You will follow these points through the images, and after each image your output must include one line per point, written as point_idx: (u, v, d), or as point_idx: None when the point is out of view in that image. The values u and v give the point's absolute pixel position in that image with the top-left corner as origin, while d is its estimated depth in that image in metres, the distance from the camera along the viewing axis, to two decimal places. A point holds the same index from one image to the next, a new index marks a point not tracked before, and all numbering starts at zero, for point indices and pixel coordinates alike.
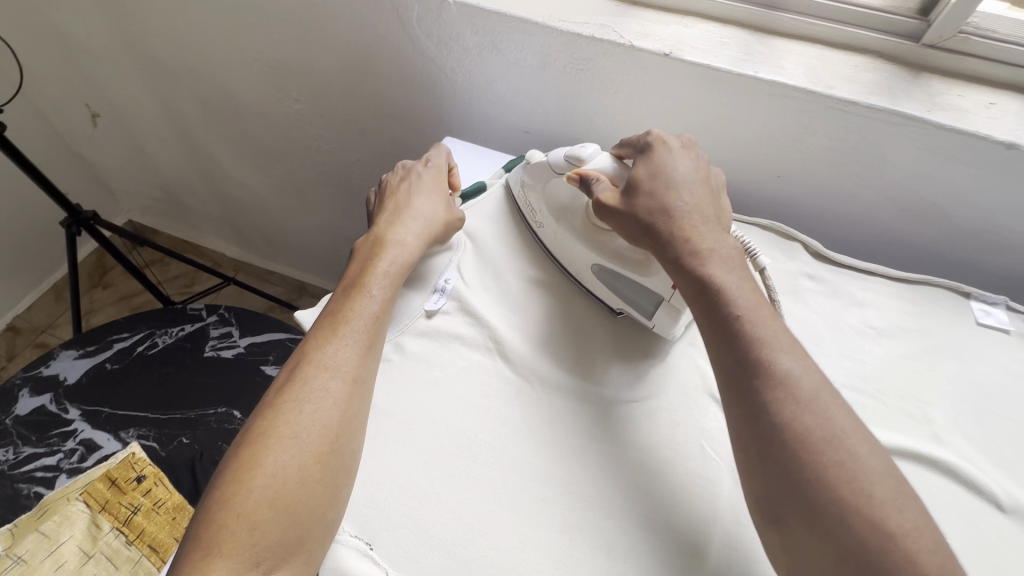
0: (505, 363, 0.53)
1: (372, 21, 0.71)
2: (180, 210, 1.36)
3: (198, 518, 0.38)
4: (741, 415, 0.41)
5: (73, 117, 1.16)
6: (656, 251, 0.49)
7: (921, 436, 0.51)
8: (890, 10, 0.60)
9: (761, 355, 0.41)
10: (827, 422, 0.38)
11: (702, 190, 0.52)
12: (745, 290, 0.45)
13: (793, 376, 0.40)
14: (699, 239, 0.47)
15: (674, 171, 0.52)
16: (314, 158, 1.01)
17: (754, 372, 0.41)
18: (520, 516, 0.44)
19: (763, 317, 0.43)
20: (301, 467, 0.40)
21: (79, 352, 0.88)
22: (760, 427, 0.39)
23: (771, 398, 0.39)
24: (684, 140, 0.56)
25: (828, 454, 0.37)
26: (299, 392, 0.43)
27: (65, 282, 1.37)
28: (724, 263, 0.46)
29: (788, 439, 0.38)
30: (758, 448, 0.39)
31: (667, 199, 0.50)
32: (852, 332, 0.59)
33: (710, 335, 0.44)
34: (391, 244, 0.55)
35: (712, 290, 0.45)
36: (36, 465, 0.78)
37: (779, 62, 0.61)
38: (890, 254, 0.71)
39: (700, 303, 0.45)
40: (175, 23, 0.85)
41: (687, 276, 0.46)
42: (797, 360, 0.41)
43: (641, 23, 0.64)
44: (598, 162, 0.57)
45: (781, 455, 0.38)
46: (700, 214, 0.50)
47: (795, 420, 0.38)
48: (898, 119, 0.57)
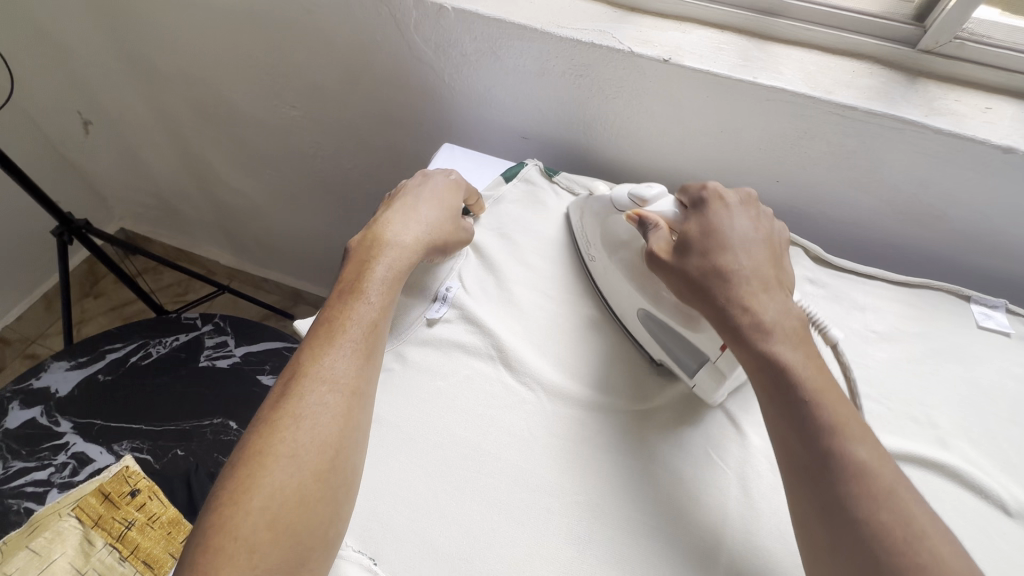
0: (508, 372, 0.52)
1: (370, 27, 0.71)
2: (174, 217, 1.34)
3: (193, 541, 0.37)
4: (811, 505, 0.38)
5: (64, 125, 1.14)
6: (711, 316, 0.47)
7: (926, 442, 0.51)
8: (886, 16, 0.61)
9: (834, 444, 0.38)
10: (906, 518, 0.35)
11: (762, 252, 0.49)
12: (811, 369, 0.42)
13: (868, 467, 0.37)
14: (760, 309, 0.45)
15: (731, 232, 0.49)
16: (310, 164, 1.00)
17: (826, 462, 0.38)
18: (525, 527, 0.43)
19: (833, 400, 0.40)
20: (300, 484, 0.39)
21: (70, 363, 0.87)
22: (832, 522, 0.36)
23: (846, 492, 0.37)
24: (743, 193, 0.53)
25: (910, 554, 0.34)
26: (295, 406, 0.42)
27: (55, 291, 1.35)
28: (788, 336, 0.43)
29: (864, 535, 0.35)
30: (832, 544, 0.36)
31: (722, 260, 0.47)
32: (854, 336, 0.59)
33: (774, 417, 0.42)
34: (389, 244, 0.53)
35: (776, 368, 0.42)
36: (26, 479, 0.76)
37: (778, 68, 0.61)
38: (888, 258, 0.72)
39: (762, 380, 0.43)
40: (170, 29, 0.84)
41: (748, 348, 0.44)
42: (869, 449, 0.38)
43: (641, 29, 0.64)
44: (661, 205, 0.54)
45: (856, 552, 0.35)
46: (760, 279, 0.47)
47: (872, 516, 0.36)
48: (897, 124, 0.57)
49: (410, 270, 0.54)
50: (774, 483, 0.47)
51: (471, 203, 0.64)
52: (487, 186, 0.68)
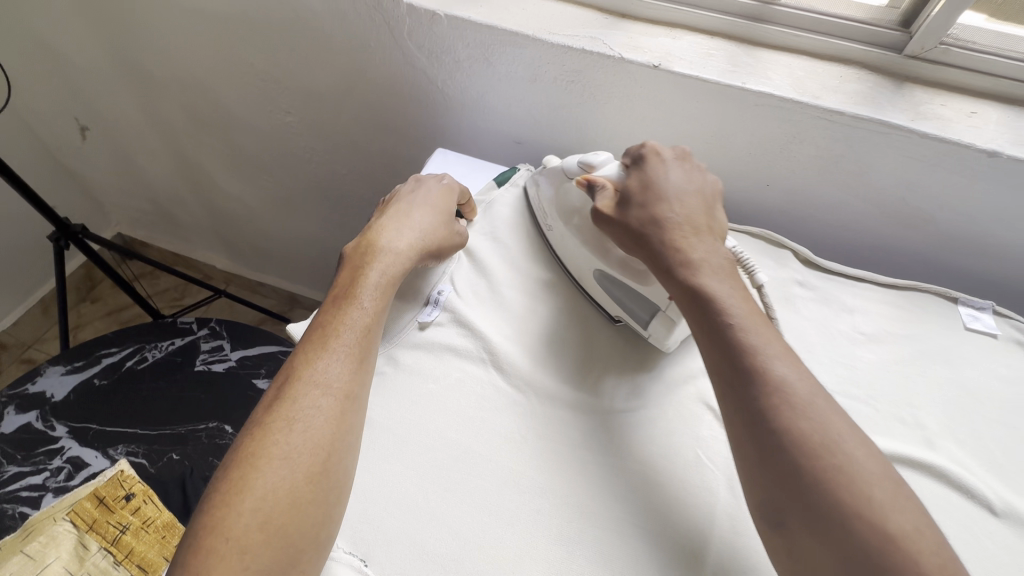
0: (500, 374, 0.53)
1: (364, 34, 0.72)
2: (170, 222, 1.35)
3: (186, 543, 0.38)
4: (738, 420, 0.41)
5: (61, 130, 1.15)
6: (650, 260, 0.50)
7: (913, 441, 0.51)
8: (873, 23, 0.62)
9: (755, 362, 0.41)
10: (822, 425, 0.38)
11: (696, 201, 0.52)
12: (737, 298, 0.45)
13: (789, 382, 0.40)
14: (690, 249, 0.48)
15: (666, 184, 0.53)
16: (305, 169, 1.01)
17: (750, 379, 0.41)
18: (516, 528, 0.44)
19: (756, 325, 0.43)
20: (293, 487, 0.39)
21: (66, 368, 0.87)
22: (757, 434, 0.39)
23: (767, 404, 0.39)
24: (678, 151, 0.57)
25: (826, 458, 0.37)
26: (288, 409, 0.42)
27: (52, 296, 1.35)
28: (716, 271, 0.47)
29: (785, 442, 0.38)
30: (759, 454, 0.39)
31: (658, 210, 0.51)
32: (843, 338, 0.59)
33: (705, 344, 0.45)
34: (384, 250, 0.54)
35: (706, 298, 0.45)
36: (21, 484, 0.77)
37: (766, 73, 0.62)
38: (878, 261, 0.72)
39: (694, 312, 0.46)
40: (165, 36, 0.85)
41: (678, 284, 0.47)
42: (790, 366, 0.41)
43: (631, 35, 0.65)
44: (606, 169, 0.57)
45: (779, 459, 0.38)
46: (693, 224, 0.50)
47: (791, 424, 0.38)
48: (884, 128, 0.58)
49: (404, 275, 0.55)
50: None
51: (467, 207, 0.65)
52: (480, 190, 0.69)
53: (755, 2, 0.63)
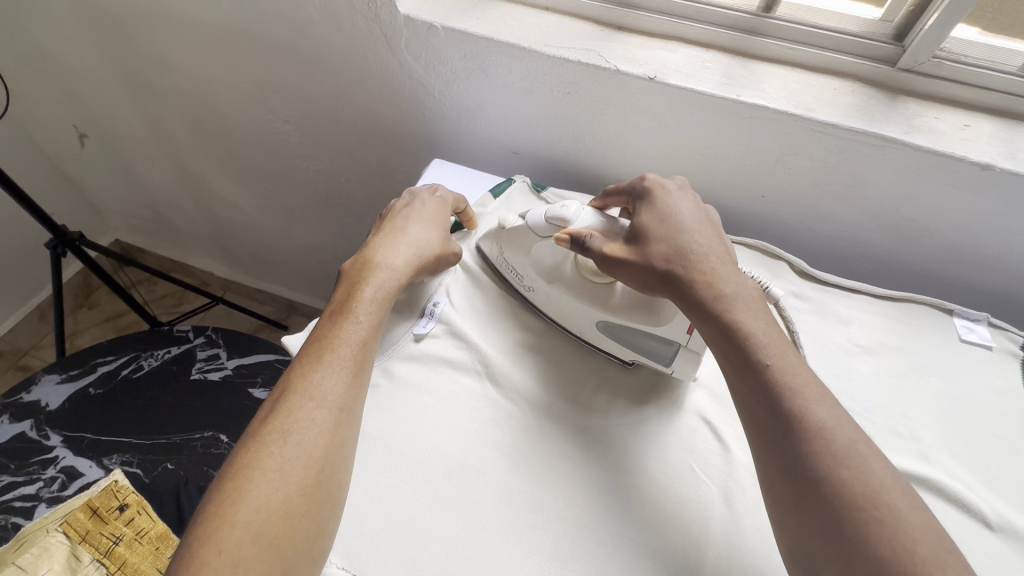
0: (494, 387, 0.53)
1: (361, 44, 0.72)
2: (168, 229, 1.35)
3: (176, 557, 0.37)
4: (777, 467, 0.40)
5: (59, 137, 1.15)
6: (676, 297, 0.48)
7: (909, 455, 0.51)
8: (867, 36, 0.62)
9: (793, 407, 0.40)
10: (866, 475, 0.37)
11: (709, 231, 0.51)
12: (770, 335, 0.44)
13: (829, 429, 0.39)
14: (721, 282, 0.47)
15: (680, 215, 0.51)
16: (303, 177, 1.01)
17: (789, 424, 0.40)
18: (509, 542, 0.44)
19: (792, 366, 0.42)
20: (285, 499, 0.39)
21: (61, 376, 0.87)
22: (796, 482, 0.38)
23: (808, 452, 0.38)
24: (677, 181, 0.56)
25: (870, 511, 0.36)
26: (282, 422, 0.42)
27: (49, 303, 1.35)
28: (749, 307, 0.45)
29: (829, 493, 0.37)
30: (798, 503, 0.38)
31: (681, 242, 0.49)
32: (838, 350, 0.59)
33: (739, 385, 0.43)
34: (378, 266, 0.54)
35: (742, 338, 0.44)
36: (14, 493, 0.76)
37: (761, 86, 0.62)
38: (873, 272, 0.73)
39: (728, 352, 0.44)
40: (164, 45, 0.85)
41: (715, 323, 0.45)
42: (829, 410, 0.40)
43: (626, 47, 0.65)
44: (584, 221, 0.54)
45: (819, 510, 0.37)
46: (717, 256, 0.49)
47: (834, 475, 0.37)
48: (878, 141, 0.58)
49: (399, 291, 0.55)
50: (757, 498, 0.47)
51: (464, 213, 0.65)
52: (476, 202, 0.70)
53: (750, 16, 0.64)
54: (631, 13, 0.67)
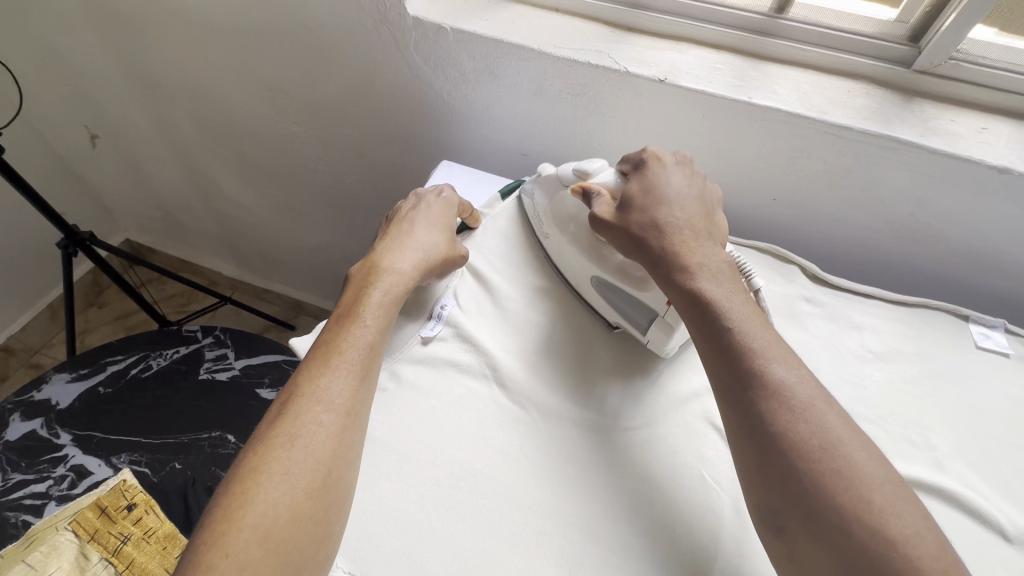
0: (502, 390, 0.53)
1: (370, 45, 0.72)
2: (178, 229, 1.36)
3: (183, 561, 0.37)
4: (736, 423, 0.40)
5: (71, 137, 1.16)
6: (650, 265, 0.49)
7: (924, 464, 0.50)
8: (881, 37, 0.61)
9: (753, 365, 0.41)
10: (823, 429, 0.38)
11: (694, 205, 0.51)
12: (735, 302, 0.45)
13: (788, 386, 0.39)
14: (692, 251, 0.48)
15: (665, 188, 0.52)
16: (311, 178, 1.01)
17: (748, 382, 0.40)
18: (518, 548, 0.43)
19: (757, 328, 0.43)
20: (293, 503, 0.39)
21: (72, 375, 0.87)
22: (755, 437, 0.39)
23: (766, 408, 0.39)
24: (679, 156, 0.56)
25: (825, 461, 0.36)
26: (290, 425, 0.42)
27: (60, 302, 1.36)
28: (717, 276, 0.46)
29: (785, 446, 0.37)
30: (757, 457, 0.38)
31: (658, 213, 0.50)
32: (851, 356, 0.58)
33: (702, 344, 0.44)
34: (385, 271, 0.54)
35: (705, 303, 0.45)
36: (24, 491, 0.77)
37: (773, 87, 0.61)
38: (887, 277, 0.72)
39: (693, 314, 0.45)
40: (175, 47, 0.85)
41: (678, 288, 0.46)
42: (790, 369, 0.40)
43: (636, 49, 0.64)
44: (602, 176, 0.57)
45: (777, 463, 0.37)
46: (693, 228, 0.50)
47: (791, 429, 0.38)
48: (893, 144, 0.57)
49: (406, 295, 0.55)
50: None
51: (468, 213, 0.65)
52: (483, 204, 0.69)
53: (761, 16, 0.63)
54: (641, 14, 0.66)
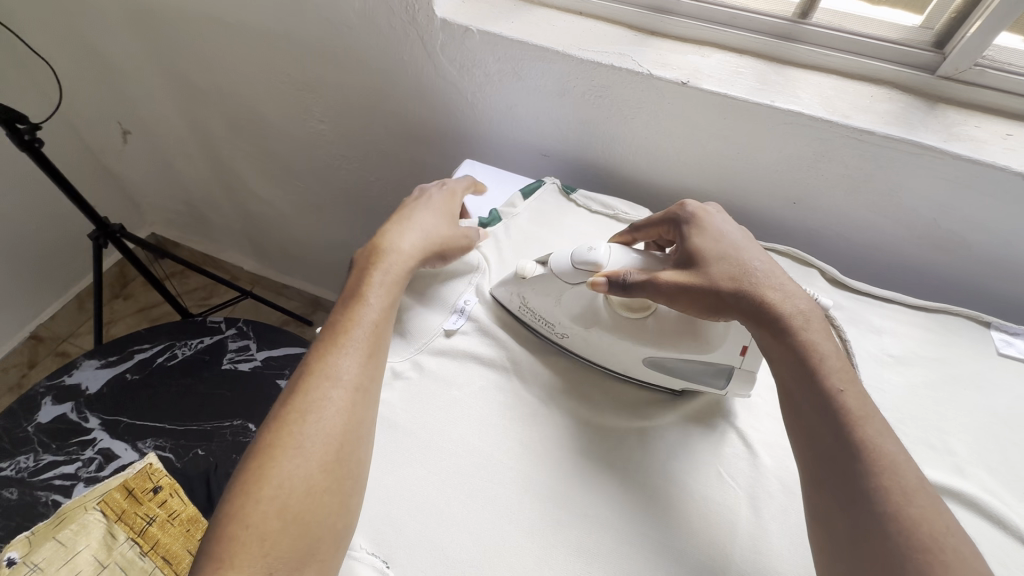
0: (522, 383, 0.54)
1: (397, 46, 0.74)
2: (202, 223, 1.39)
3: (209, 535, 0.39)
4: (841, 497, 0.38)
5: (104, 132, 1.20)
6: (747, 320, 0.46)
7: (943, 468, 0.50)
8: (906, 43, 0.62)
9: (863, 438, 0.39)
10: (932, 514, 0.36)
11: (764, 249, 0.50)
12: (838, 360, 0.43)
13: (899, 464, 0.38)
14: (792, 301, 0.46)
15: (733, 234, 0.50)
16: (334, 175, 1.03)
17: (855, 454, 0.39)
18: (536, 535, 0.44)
19: (859, 393, 0.42)
20: (308, 477, 0.41)
21: (100, 362, 0.90)
22: (855, 512, 0.37)
23: (875, 484, 0.38)
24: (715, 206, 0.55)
25: (934, 552, 0.34)
26: (301, 402, 0.44)
27: (87, 292, 1.40)
28: (820, 330, 0.45)
29: (891, 526, 0.36)
30: (860, 534, 0.37)
31: (745, 261, 0.48)
32: (870, 359, 0.58)
33: (811, 413, 0.42)
34: (387, 252, 0.55)
35: (818, 362, 0.43)
36: (55, 472, 0.79)
37: (796, 91, 0.62)
38: (907, 282, 0.71)
39: (801, 375, 0.43)
40: (208, 47, 0.88)
41: (789, 346, 0.44)
42: (898, 445, 0.39)
43: (659, 52, 0.65)
44: (616, 261, 0.51)
45: (880, 545, 0.36)
46: (778, 274, 0.48)
47: (902, 512, 0.36)
48: (916, 149, 0.58)
49: (409, 276, 0.56)
50: (785, 505, 0.47)
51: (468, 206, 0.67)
52: (504, 203, 0.71)
53: (785, 22, 0.64)
54: (665, 18, 0.67)
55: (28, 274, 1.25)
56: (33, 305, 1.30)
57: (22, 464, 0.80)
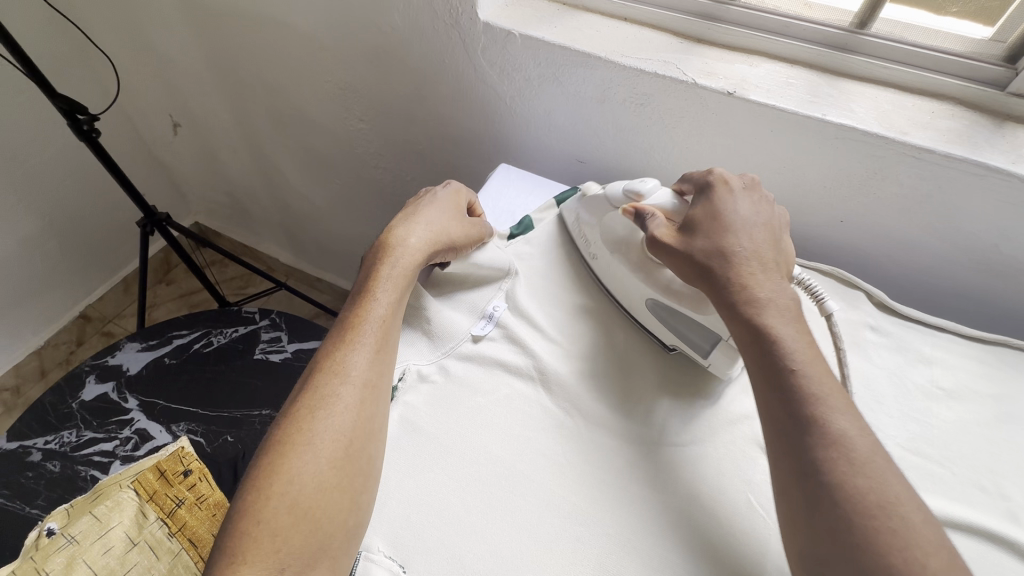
0: (547, 394, 0.53)
1: (440, 48, 0.74)
2: (243, 215, 1.43)
3: (224, 531, 0.39)
4: (786, 467, 0.39)
5: (156, 123, 1.25)
6: (711, 293, 0.48)
7: (997, 514, 0.47)
8: (973, 57, 0.58)
9: (815, 413, 0.40)
10: (881, 486, 0.36)
11: (762, 233, 0.50)
12: (800, 344, 0.43)
13: (848, 437, 0.38)
14: (758, 285, 0.46)
15: (732, 215, 0.50)
16: (371, 174, 1.05)
17: (806, 427, 0.39)
18: (555, 553, 0.43)
19: (817, 374, 0.42)
20: (317, 473, 0.41)
21: (141, 345, 0.94)
22: (803, 482, 0.38)
23: (824, 457, 0.38)
24: (745, 179, 0.55)
25: (881, 519, 0.35)
26: (311, 400, 0.44)
27: (134, 276, 1.47)
28: (782, 315, 0.45)
29: (837, 495, 0.36)
30: (805, 505, 0.37)
31: (726, 243, 0.49)
32: (918, 392, 0.55)
33: (761, 389, 0.43)
34: (396, 246, 0.55)
35: (770, 341, 0.43)
36: (95, 449, 0.83)
37: (849, 104, 0.59)
38: (962, 310, 0.67)
39: (751, 348, 0.44)
40: (258, 45, 0.91)
41: (743, 322, 0.45)
42: (850, 421, 0.39)
43: (706, 60, 0.64)
44: (656, 198, 0.56)
45: (829, 513, 0.36)
46: (759, 260, 0.48)
47: (847, 480, 0.37)
48: (980, 170, 0.54)
49: (417, 270, 0.56)
50: None
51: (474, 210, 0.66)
52: (537, 209, 0.70)
53: (842, 31, 0.61)
54: (713, 26, 0.65)
55: (80, 256, 1.31)
56: (83, 286, 1.36)
57: (66, 439, 0.84)
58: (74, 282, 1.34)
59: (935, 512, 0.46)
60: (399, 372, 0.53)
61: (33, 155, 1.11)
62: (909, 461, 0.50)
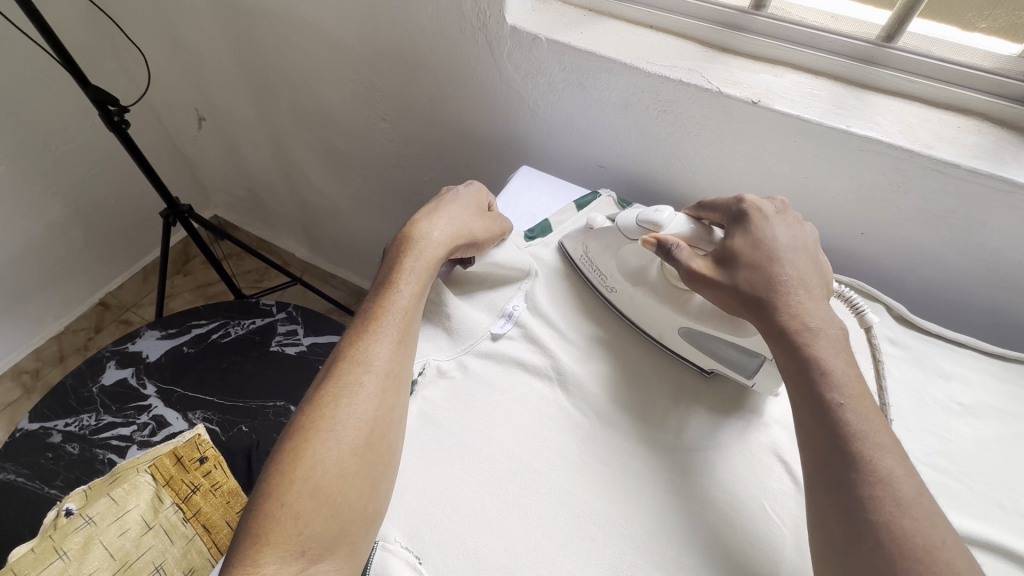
0: (564, 394, 0.54)
1: (465, 51, 0.75)
2: (261, 210, 1.45)
3: (247, 512, 0.40)
4: (833, 504, 0.39)
5: (182, 117, 1.28)
6: (757, 322, 0.48)
7: (1015, 531, 0.46)
8: (1000, 73, 0.58)
9: (862, 450, 0.40)
10: (928, 529, 0.36)
11: (807, 262, 0.50)
12: (848, 376, 0.44)
13: (895, 477, 0.38)
14: (807, 315, 0.47)
15: (775, 241, 0.51)
16: (389, 173, 1.06)
17: (853, 463, 0.39)
18: (569, 551, 0.43)
19: (865, 410, 0.42)
20: (339, 460, 0.41)
21: (161, 333, 0.95)
22: (848, 520, 0.38)
23: (871, 495, 0.38)
24: (776, 203, 0.55)
25: (928, 564, 0.35)
26: (335, 387, 0.45)
27: (153, 266, 1.49)
28: (831, 347, 0.45)
29: (883, 535, 0.36)
30: (848, 543, 0.37)
31: (772, 271, 0.49)
32: (937, 407, 0.55)
33: (806, 424, 0.43)
34: (419, 240, 0.56)
35: (820, 374, 0.43)
36: (112, 433, 0.85)
37: (874, 117, 0.59)
38: (981, 326, 0.67)
39: (800, 382, 0.44)
40: (285, 44, 0.93)
41: (791, 353, 0.45)
42: (896, 459, 0.39)
43: (730, 70, 0.64)
44: (674, 227, 0.56)
45: (875, 553, 0.36)
46: (805, 288, 0.49)
47: (895, 521, 0.36)
48: (1004, 186, 0.54)
49: (439, 265, 0.56)
50: None
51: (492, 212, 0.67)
52: (557, 212, 0.71)
53: (869, 45, 0.61)
54: (738, 35, 0.66)
55: (102, 245, 1.34)
56: (104, 274, 1.39)
57: (85, 422, 0.86)
58: (96, 270, 1.36)
59: (953, 527, 0.46)
60: (419, 366, 0.54)
61: (63, 145, 1.14)
62: (926, 476, 0.50)
